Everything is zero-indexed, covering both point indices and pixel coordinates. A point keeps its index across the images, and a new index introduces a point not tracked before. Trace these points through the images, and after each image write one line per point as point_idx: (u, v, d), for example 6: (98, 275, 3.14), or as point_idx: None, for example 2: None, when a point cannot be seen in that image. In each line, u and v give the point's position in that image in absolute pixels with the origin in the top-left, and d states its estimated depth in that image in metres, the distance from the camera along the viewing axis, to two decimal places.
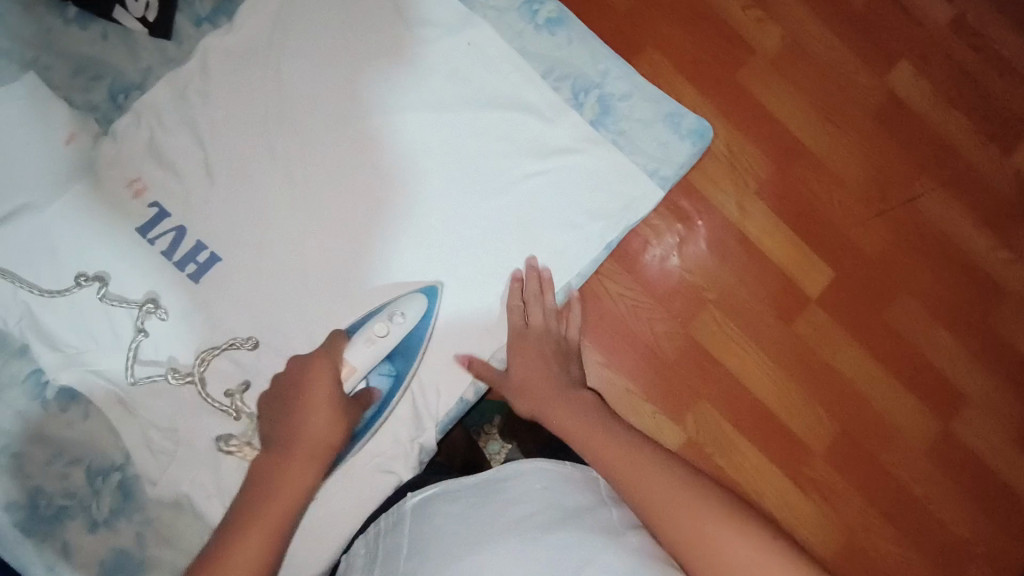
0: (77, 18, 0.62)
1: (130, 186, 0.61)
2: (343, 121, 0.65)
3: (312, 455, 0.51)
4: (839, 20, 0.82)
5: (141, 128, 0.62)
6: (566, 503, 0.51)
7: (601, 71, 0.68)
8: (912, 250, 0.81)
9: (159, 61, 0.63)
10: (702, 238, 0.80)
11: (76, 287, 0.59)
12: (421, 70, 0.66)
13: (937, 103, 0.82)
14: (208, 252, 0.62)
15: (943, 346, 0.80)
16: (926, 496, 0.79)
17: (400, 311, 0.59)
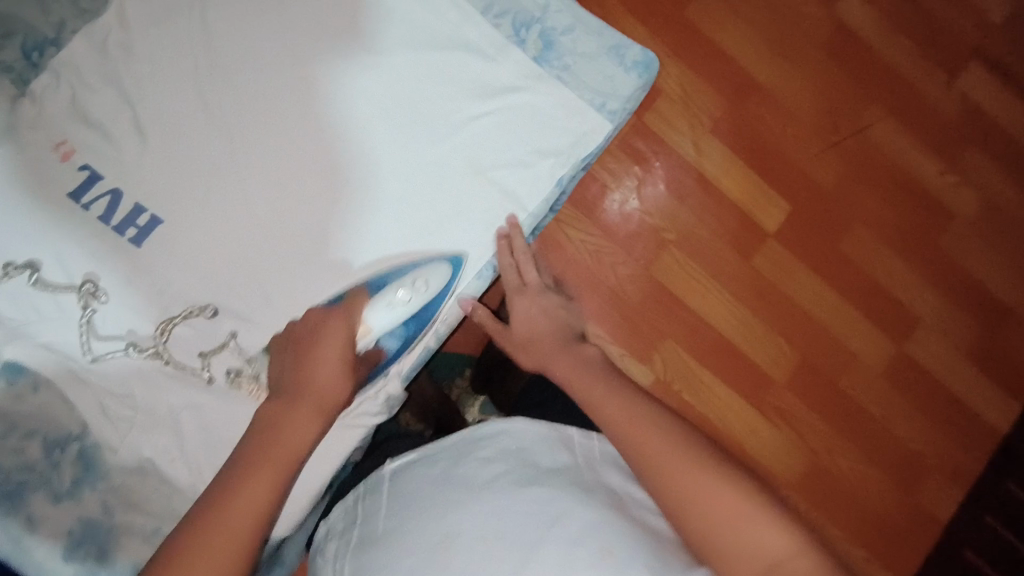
0: None
1: (56, 149, 0.58)
2: (280, 72, 0.62)
3: (317, 409, 0.54)
4: None
5: (62, 87, 0.59)
6: (542, 462, 0.52)
7: (541, 4, 0.66)
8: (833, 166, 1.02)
9: (73, 15, 0.61)
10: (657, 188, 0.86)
11: (5, 276, 0.57)
12: (355, 13, 0.64)
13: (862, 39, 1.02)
14: (148, 215, 0.60)
15: None
16: None
17: (422, 278, 0.61)
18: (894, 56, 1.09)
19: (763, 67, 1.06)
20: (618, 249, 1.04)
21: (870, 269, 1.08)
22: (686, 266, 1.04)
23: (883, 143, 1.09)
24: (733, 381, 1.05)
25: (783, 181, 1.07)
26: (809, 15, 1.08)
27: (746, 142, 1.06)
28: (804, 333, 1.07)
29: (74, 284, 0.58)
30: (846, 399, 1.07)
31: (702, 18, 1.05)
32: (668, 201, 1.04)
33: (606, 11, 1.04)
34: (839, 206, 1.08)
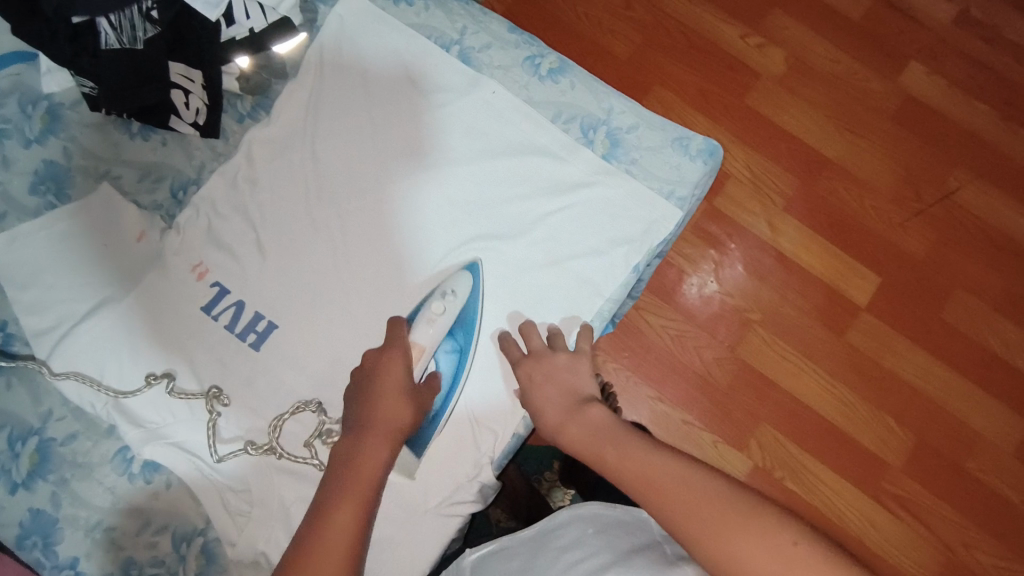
0: (141, 130, 0.70)
1: (193, 270, 0.67)
2: (375, 190, 0.70)
3: (387, 437, 0.57)
4: (840, 38, 1.11)
5: (200, 218, 0.68)
6: (619, 544, 0.53)
7: (606, 108, 0.72)
8: (939, 228, 1.05)
9: (211, 157, 0.71)
10: (736, 262, 1.04)
11: (147, 386, 0.64)
12: (437, 132, 0.71)
13: (946, 94, 1.09)
14: (266, 321, 0.66)
15: (969, 302, 1.03)
16: (976, 466, 0.98)
17: (450, 289, 0.65)
18: (967, 120, 1.09)
19: (830, 144, 1.08)
20: (701, 332, 1.03)
21: (980, 337, 1.02)
22: (775, 345, 1.02)
23: (970, 207, 1.06)
24: (841, 466, 0.98)
25: (867, 252, 1.05)
26: (871, 91, 1.10)
27: (822, 217, 1.06)
28: (914, 409, 1.00)
29: (201, 390, 0.65)
30: (975, 482, 0.97)
31: (763, 104, 1.09)
32: (747, 280, 1.04)
33: (667, 109, 1.10)
34: (934, 274, 1.04)
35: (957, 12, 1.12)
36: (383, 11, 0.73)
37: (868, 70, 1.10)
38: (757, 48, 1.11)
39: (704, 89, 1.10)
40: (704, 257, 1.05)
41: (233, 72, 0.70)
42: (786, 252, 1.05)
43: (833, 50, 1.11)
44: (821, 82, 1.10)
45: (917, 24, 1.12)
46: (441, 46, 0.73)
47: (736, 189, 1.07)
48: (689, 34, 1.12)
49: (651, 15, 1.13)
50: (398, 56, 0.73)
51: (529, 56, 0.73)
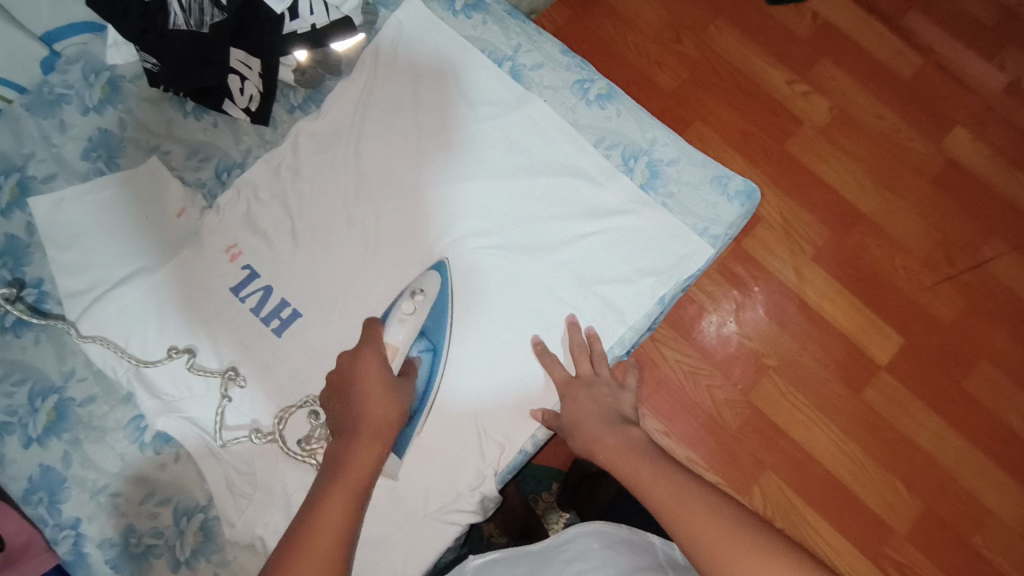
0: (194, 110, 0.72)
1: (228, 251, 0.68)
2: (407, 194, 0.71)
3: (374, 435, 0.58)
4: (889, 93, 1.12)
5: (240, 201, 0.70)
6: (625, 561, 0.56)
7: (649, 139, 0.73)
8: (971, 296, 1.04)
9: (258, 144, 0.72)
10: (758, 305, 1.04)
11: (167, 359, 0.65)
12: (478, 145, 0.72)
13: (991, 160, 1.09)
14: (290, 309, 0.68)
15: (995, 375, 1.01)
16: (985, 545, 0.95)
17: (419, 288, 0.67)
18: (1010, 190, 1.08)
19: (866, 199, 1.08)
20: (716, 372, 1.03)
21: (1000, 412, 1.00)
22: (789, 395, 1.01)
23: (1005, 278, 1.05)
24: (844, 525, 0.97)
25: (894, 313, 1.04)
26: (914, 150, 1.10)
27: (850, 271, 1.06)
28: (924, 477, 0.98)
29: (219, 369, 0.66)
30: (983, 561, 0.95)
31: (802, 151, 1.10)
32: (769, 327, 1.04)
33: (705, 144, 1.11)
34: (960, 341, 1.03)
35: (1008, 82, 1.12)
36: (441, 20, 0.75)
37: (913, 129, 1.11)
38: (802, 95, 1.12)
39: (745, 130, 1.11)
40: (725, 296, 1.05)
41: (290, 64, 0.71)
42: (809, 302, 1.05)
43: (878, 104, 1.11)
44: (863, 136, 1.10)
45: (970, 89, 1.11)
46: (493, 60, 0.75)
47: (766, 233, 1.08)
48: (735, 73, 1.13)
49: (700, 52, 1.14)
50: (447, 64, 0.74)
51: (579, 80, 0.74)
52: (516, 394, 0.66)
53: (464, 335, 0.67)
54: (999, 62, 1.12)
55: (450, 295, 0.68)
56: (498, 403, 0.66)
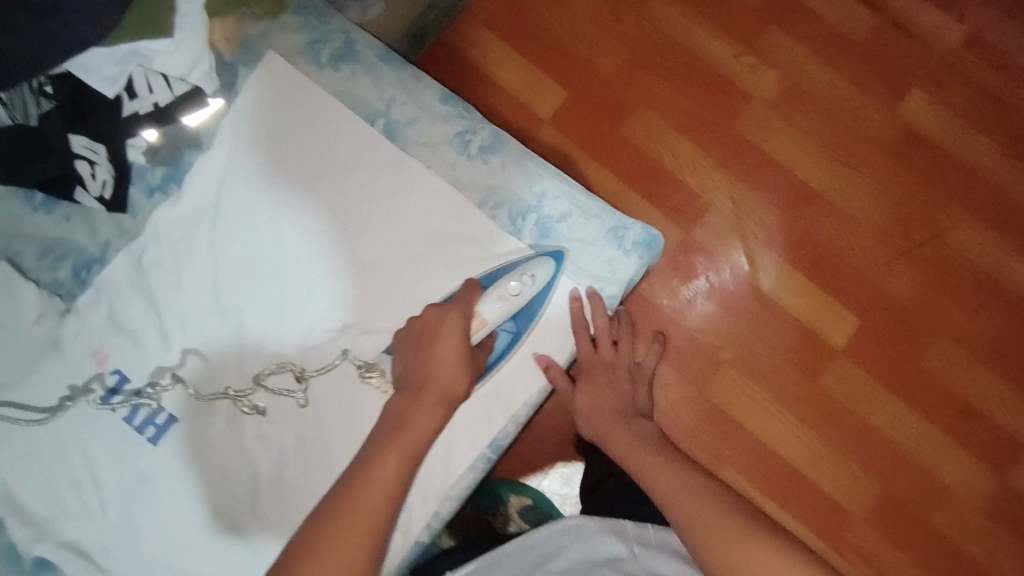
0: (44, 203, 0.66)
1: (94, 357, 0.65)
2: (407, 205, 0.67)
3: (439, 400, 0.58)
4: (841, 67, 1.19)
5: (101, 302, 0.65)
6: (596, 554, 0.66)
7: (537, 193, 0.68)
8: (921, 266, 1.15)
9: (117, 235, 0.67)
10: (706, 299, 1.15)
11: (71, 403, 0.64)
12: (363, 207, 0.67)
13: (946, 126, 1.18)
14: (165, 414, 0.65)
15: (960, 331, 1.13)
16: (922, 505, 1.09)
17: (531, 271, 0.63)
18: (970, 156, 1.17)
19: (824, 176, 1.17)
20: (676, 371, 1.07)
21: (942, 381, 1.12)
22: (740, 386, 1.13)
23: (962, 248, 1.15)
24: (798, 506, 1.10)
25: (846, 293, 1.15)
26: (869, 119, 1.18)
27: (805, 257, 1.15)
28: (864, 444, 1.11)
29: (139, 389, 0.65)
30: (921, 520, 1.09)
31: (750, 129, 1.18)
32: (720, 317, 1.14)
33: (649, 130, 1.19)
34: (918, 317, 1.14)
35: (968, 35, 1.20)
36: (306, 76, 0.68)
37: (867, 98, 1.19)
38: (750, 68, 1.19)
39: (693, 113, 1.19)
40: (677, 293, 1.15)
41: (140, 145, 0.65)
42: (760, 291, 1.15)
43: (830, 76, 1.19)
44: (815, 108, 1.18)
45: (923, 50, 1.19)
46: (364, 118, 0.69)
47: (719, 224, 1.16)
48: (683, 53, 1.20)
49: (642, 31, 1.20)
50: (316, 126, 0.68)
51: (459, 132, 0.69)
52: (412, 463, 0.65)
53: (549, 322, 0.67)
54: (959, 15, 1.20)
55: (552, 288, 0.66)
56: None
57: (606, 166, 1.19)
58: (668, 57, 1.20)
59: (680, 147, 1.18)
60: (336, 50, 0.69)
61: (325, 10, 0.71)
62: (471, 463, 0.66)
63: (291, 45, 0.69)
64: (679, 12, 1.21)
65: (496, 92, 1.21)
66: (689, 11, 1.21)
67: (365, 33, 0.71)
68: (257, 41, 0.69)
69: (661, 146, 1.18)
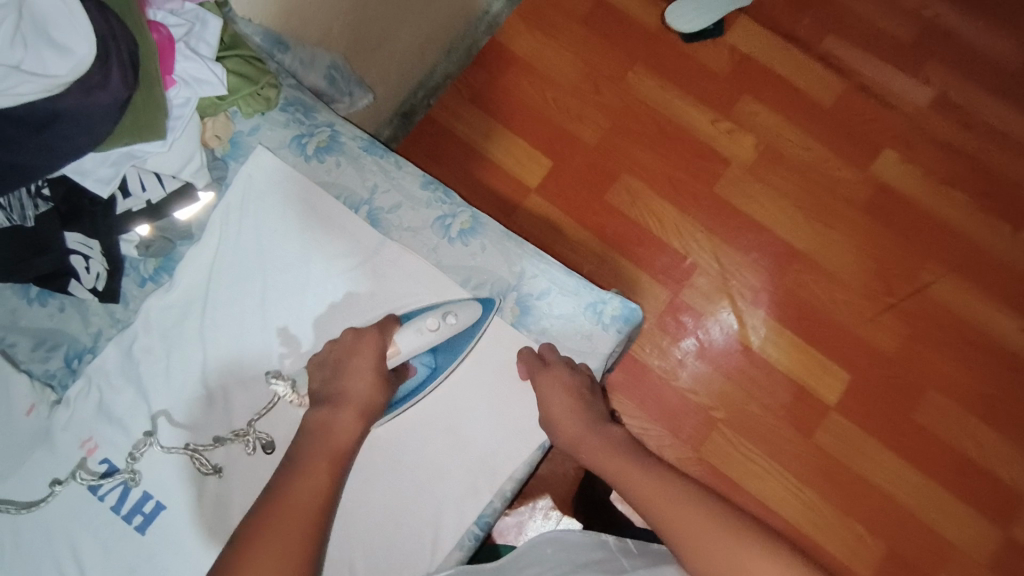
0: (38, 296, 0.68)
1: (82, 446, 0.66)
2: (335, 240, 0.71)
3: (361, 412, 0.62)
4: (813, 127, 1.25)
5: (91, 391, 0.67)
6: (578, 560, 0.65)
7: (517, 273, 0.71)
8: (907, 319, 1.17)
9: (108, 324, 0.70)
10: (699, 359, 1.16)
11: (52, 494, 0.64)
12: (295, 259, 0.71)
13: (918, 181, 1.22)
14: (153, 501, 0.65)
15: (952, 382, 1.14)
16: (934, 566, 1.07)
17: (452, 312, 0.65)
18: (945, 211, 1.21)
19: (803, 236, 1.20)
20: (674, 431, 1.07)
21: (942, 434, 1.12)
22: (739, 446, 1.13)
23: (945, 301, 1.17)
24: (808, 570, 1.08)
25: (835, 348, 1.16)
26: (843, 177, 1.23)
27: (791, 311, 1.18)
28: (865, 501, 1.10)
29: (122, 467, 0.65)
30: None
31: (730, 192, 1.22)
32: (711, 376, 1.15)
33: (634, 195, 1.22)
34: (906, 373, 1.15)
35: (934, 96, 1.26)
36: (293, 168, 0.73)
37: (841, 160, 1.24)
38: (726, 134, 1.25)
39: (673, 177, 1.23)
40: (670, 353, 1.16)
41: (133, 240, 0.69)
42: (752, 348, 1.16)
43: (803, 137, 1.24)
44: (790, 170, 1.23)
45: (890, 109, 1.25)
46: (349, 205, 0.73)
47: (707, 282, 1.19)
48: (660, 120, 1.25)
49: (620, 102, 1.26)
50: (300, 209, 0.72)
51: (439, 217, 0.72)
52: (397, 531, 0.66)
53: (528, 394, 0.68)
54: (923, 78, 1.26)
55: (478, 328, 0.68)
56: (382, 526, 0.66)
57: (591, 232, 1.21)
58: (647, 126, 1.25)
59: (663, 212, 1.22)
60: (321, 143, 0.74)
61: (311, 106, 0.76)
62: (458, 541, 0.65)
63: (281, 140, 0.74)
64: (654, 82, 1.27)
65: (479, 160, 1.26)
66: (664, 82, 1.27)
67: (349, 126, 0.76)
68: (247, 137, 0.74)
69: (644, 211, 1.22)
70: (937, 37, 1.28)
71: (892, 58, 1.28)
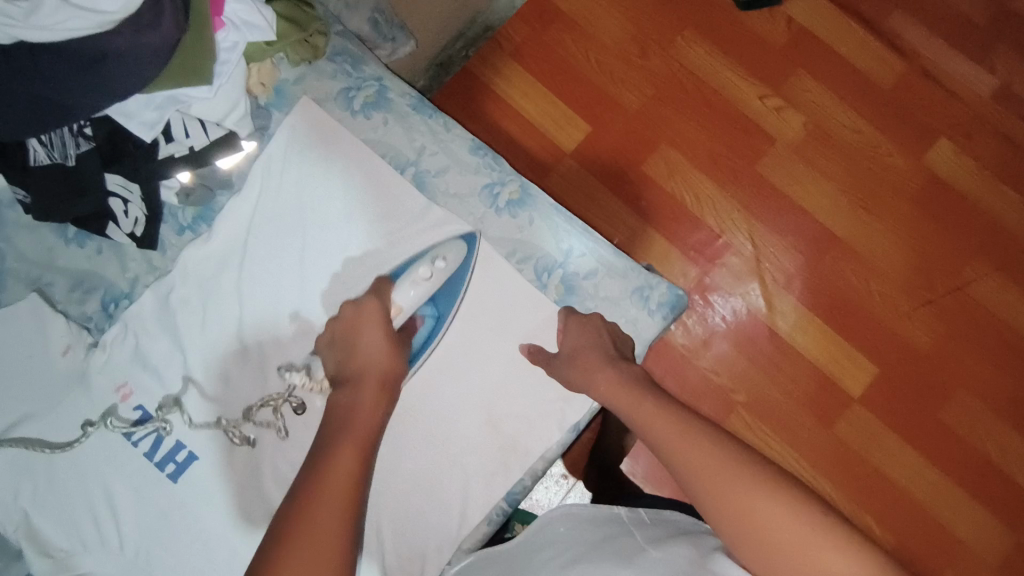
0: (76, 236, 0.67)
1: (117, 391, 0.66)
2: (344, 176, 0.69)
3: (381, 384, 0.60)
4: (867, 110, 1.19)
5: (127, 337, 0.66)
6: (590, 537, 0.59)
7: (563, 250, 0.69)
8: (943, 318, 1.14)
9: (145, 270, 0.69)
10: (725, 341, 1.14)
11: (85, 436, 0.64)
12: (315, 198, 0.69)
13: (970, 174, 1.17)
14: (185, 452, 0.65)
15: (981, 384, 1.12)
16: (941, 563, 1.07)
17: (441, 255, 0.64)
18: (995, 208, 1.16)
19: (845, 223, 1.16)
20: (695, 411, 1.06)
21: (965, 435, 1.11)
22: (757, 431, 1.12)
23: (984, 301, 1.14)
24: None
25: (867, 342, 1.13)
26: (892, 164, 1.18)
27: (823, 300, 1.15)
28: (880, 495, 1.09)
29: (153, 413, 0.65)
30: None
31: (774, 172, 1.18)
32: (736, 359, 1.13)
33: (673, 168, 1.18)
34: (935, 371, 1.12)
35: (997, 85, 1.19)
36: (338, 122, 0.70)
37: (892, 146, 1.18)
38: (774, 110, 1.19)
39: (715, 152, 1.18)
40: (697, 333, 1.14)
41: (173, 186, 0.67)
42: (780, 334, 1.14)
43: (854, 119, 1.19)
44: (838, 153, 1.18)
45: (951, 96, 1.19)
46: (394, 166, 0.70)
47: (741, 263, 1.16)
48: (707, 91, 1.20)
49: (667, 68, 1.21)
50: (344, 167, 0.70)
51: (487, 185, 0.70)
52: (428, 499, 0.66)
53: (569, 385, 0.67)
54: (989, 64, 1.20)
55: (468, 267, 0.67)
56: (405, 496, 0.66)
57: (626, 203, 1.18)
58: (694, 96, 1.20)
59: (702, 187, 1.18)
60: (368, 98, 0.71)
61: (359, 57, 0.73)
62: (486, 515, 0.65)
63: (327, 91, 0.71)
64: (703, 49, 1.21)
65: (517, 118, 1.21)
66: (714, 50, 1.21)
67: (398, 81, 0.73)
68: (292, 86, 0.71)
69: (683, 185, 1.18)
70: (1010, 21, 1.21)
71: (959, 41, 1.21)
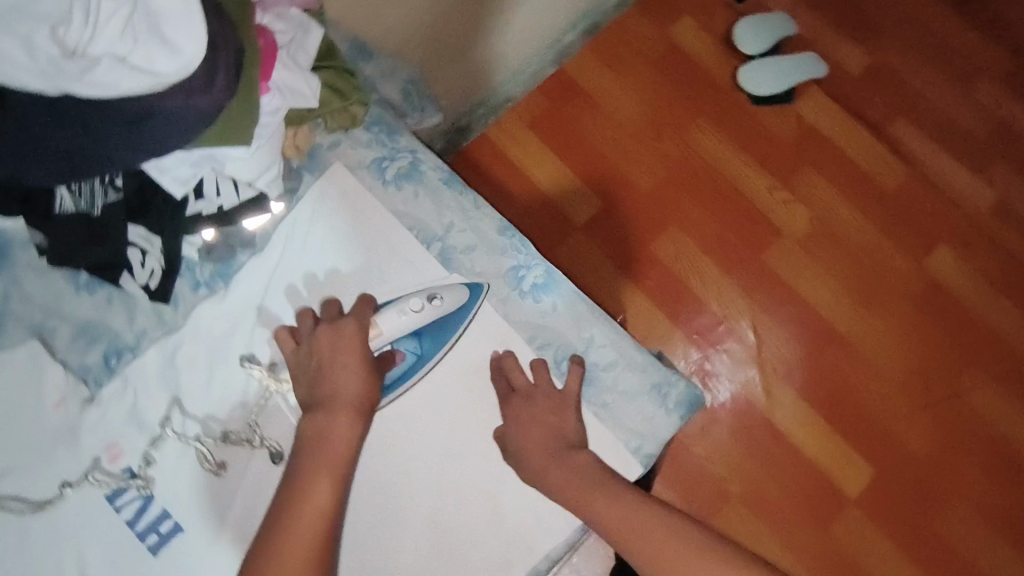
0: (87, 283, 0.65)
1: (106, 451, 0.62)
2: (366, 243, 0.69)
3: (356, 412, 0.58)
4: (872, 211, 1.22)
5: (127, 394, 0.64)
6: None
7: (585, 339, 0.68)
8: (940, 424, 1.13)
9: (153, 324, 0.66)
10: (723, 429, 1.12)
11: (63, 497, 0.60)
12: (336, 262, 0.68)
13: (969, 281, 1.19)
14: (171, 523, 0.62)
15: (977, 495, 1.10)
16: None
17: (438, 295, 0.64)
18: (994, 317, 1.17)
19: (847, 320, 1.17)
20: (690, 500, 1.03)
21: (959, 546, 1.08)
22: (751, 525, 1.08)
23: (981, 410, 1.14)
24: None
25: (866, 443, 1.12)
26: (895, 265, 1.19)
27: (823, 395, 1.14)
28: None
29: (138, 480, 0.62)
30: None
31: (779, 262, 1.19)
32: (732, 449, 1.11)
33: (680, 250, 1.19)
34: (932, 477, 1.11)
35: (996, 198, 1.23)
36: (369, 191, 0.70)
37: (895, 248, 1.20)
38: (781, 202, 1.22)
39: (722, 238, 1.20)
40: (694, 418, 1.12)
41: (196, 242, 0.67)
42: (778, 426, 1.12)
43: (859, 218, 1.21)
44: (841, 249, 1.20)
45: (953, 205, 1.22)
46: (421, 240, 0.70)
47: (742, 350, 1.15)
48: (719, 178, 1.22)
49: (680, 153, 1.23)
50: (368, 233, 0.69)
51: (513, 267, 0.69)
52: None
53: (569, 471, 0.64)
54: (988, 177, 1.24)
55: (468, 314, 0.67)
56: None
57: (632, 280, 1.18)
58: (705, 182, 1.22)
59: (707, 272, 1.18)
60: (401, 169, 0.71)
61: (394, 127, 0.73)
62: None
63: (360, 160, 0.71)
64: (716, 138, 1.24)
65: (530, 188, 1.22)
66: (726, 139, 1.24)
67: (431, 154, 0.73)
68: (326, 151, 0.71)
69: (689, 267, 1.19)
70: (1010, 139, 1.25)
71: (961, 153, 1.25)
